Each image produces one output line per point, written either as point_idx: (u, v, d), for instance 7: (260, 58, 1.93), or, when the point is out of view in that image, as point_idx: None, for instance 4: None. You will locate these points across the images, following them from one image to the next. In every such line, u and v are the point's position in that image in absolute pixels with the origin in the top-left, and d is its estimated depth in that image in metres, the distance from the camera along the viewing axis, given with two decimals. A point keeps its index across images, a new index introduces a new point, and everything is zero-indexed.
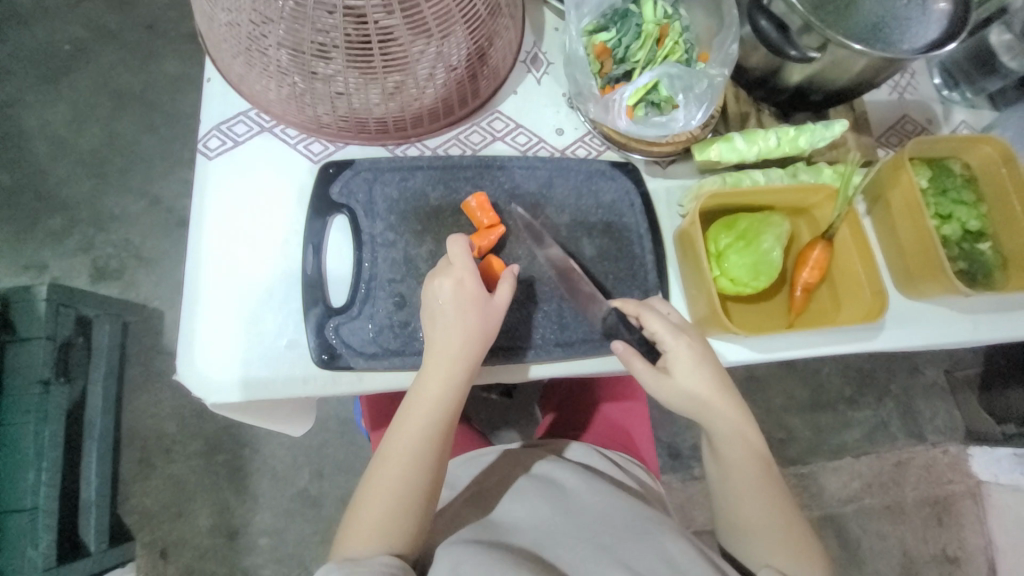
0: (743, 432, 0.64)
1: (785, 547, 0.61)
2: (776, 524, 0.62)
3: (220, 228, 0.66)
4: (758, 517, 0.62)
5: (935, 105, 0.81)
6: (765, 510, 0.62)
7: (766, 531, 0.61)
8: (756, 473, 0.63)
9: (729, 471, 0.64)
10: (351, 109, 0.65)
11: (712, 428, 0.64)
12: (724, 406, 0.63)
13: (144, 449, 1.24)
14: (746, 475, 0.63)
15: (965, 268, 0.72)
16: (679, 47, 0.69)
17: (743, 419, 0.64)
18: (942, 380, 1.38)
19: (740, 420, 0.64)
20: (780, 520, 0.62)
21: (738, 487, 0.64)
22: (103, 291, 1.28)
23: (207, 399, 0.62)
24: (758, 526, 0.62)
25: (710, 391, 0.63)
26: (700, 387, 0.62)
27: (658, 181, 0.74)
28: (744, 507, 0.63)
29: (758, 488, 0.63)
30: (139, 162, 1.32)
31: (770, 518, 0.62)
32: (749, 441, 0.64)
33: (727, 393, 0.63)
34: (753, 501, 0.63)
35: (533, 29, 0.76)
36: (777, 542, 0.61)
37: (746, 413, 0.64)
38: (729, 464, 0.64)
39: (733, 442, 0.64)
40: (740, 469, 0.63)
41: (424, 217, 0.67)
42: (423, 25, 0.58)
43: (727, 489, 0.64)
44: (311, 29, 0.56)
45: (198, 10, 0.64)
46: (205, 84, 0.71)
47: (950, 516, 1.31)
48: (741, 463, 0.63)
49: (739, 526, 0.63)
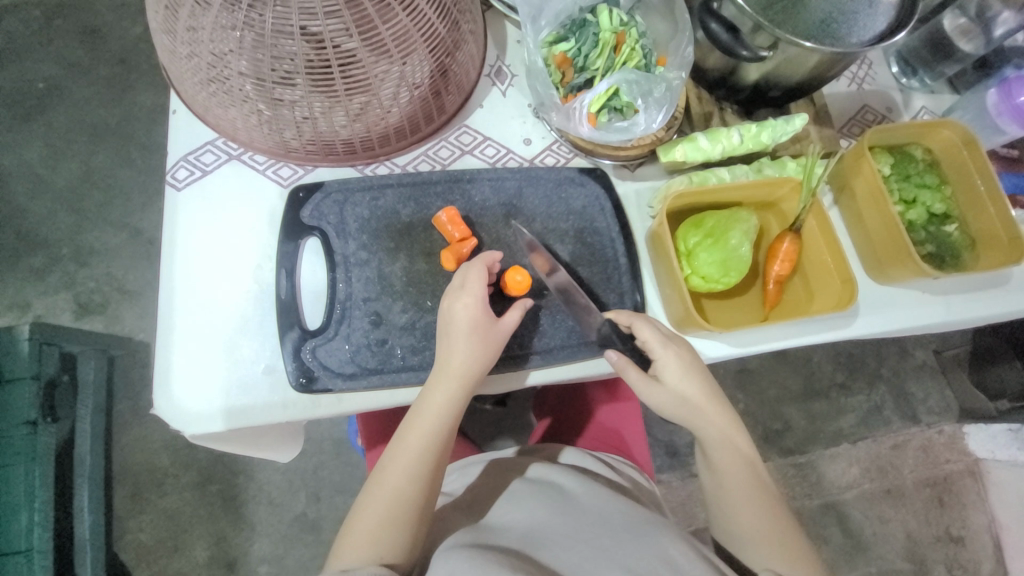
0: (732, 436, 0.65)
1: (781, 549, 0.60)
2: (777, 530, 0.62)
3: (193, 258, 0.67)
4: (753, 520, 0.62)
5: (895, 93, 0.83)
6: (763, 517, 0.62)
7: (769, 540, 0.61)
8: (750, 478, 0.64)
9: (723, 476, 0.64)
10: (317, 132, 0.65)
11: (700, 429, 0.65)
12: (710, 410, 0.64)
13: (137, 484, 1.22)
14: (742, 481, 0.63)
15: (933, 251, 0.73)
16: (636, 53, 0.70)
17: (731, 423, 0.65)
18: (932, 361, 1.39)
19: (728, 424, 0.65)
20: (780, 525, 0.62)
21: (732, 490, 0.64)
22: (88, 327, 1.27)
23: (186, 432, 0.61)
24: (760, 535, 0.61)
25: (697, 391, 0.63)
26: (689, 389, 0.63)
27: (628, 185, 0.75)
28: (743, 515, 0.62)
29: (751, 492, 0.63)
30: (119, 195, 1.32)
31: (765, 519, 0.62)
32: (739, 447, 0.65)
33: (716, 397, 0.64)
34: (752, 507, 0.63)
35: (496, 43, 0.78)
36: (780, 550, 0.61)
37: (733, 416, 0.66)
38: (722, 470, 0.64)
39: (724, 448, 0.64)
40: (734, 475, 0.64)
41: (396, 234, 0.68)
42: (383, 46, 0.59)
43: (725, 498, 0.64)
44: (272, 57, 0.57)
45: (158, 43, 0.65)
46: (171, 116, 0.71)
47: (950, 495, 1.32)
48: (734, 467, 0.64)
49: (741, 536, 0.62)
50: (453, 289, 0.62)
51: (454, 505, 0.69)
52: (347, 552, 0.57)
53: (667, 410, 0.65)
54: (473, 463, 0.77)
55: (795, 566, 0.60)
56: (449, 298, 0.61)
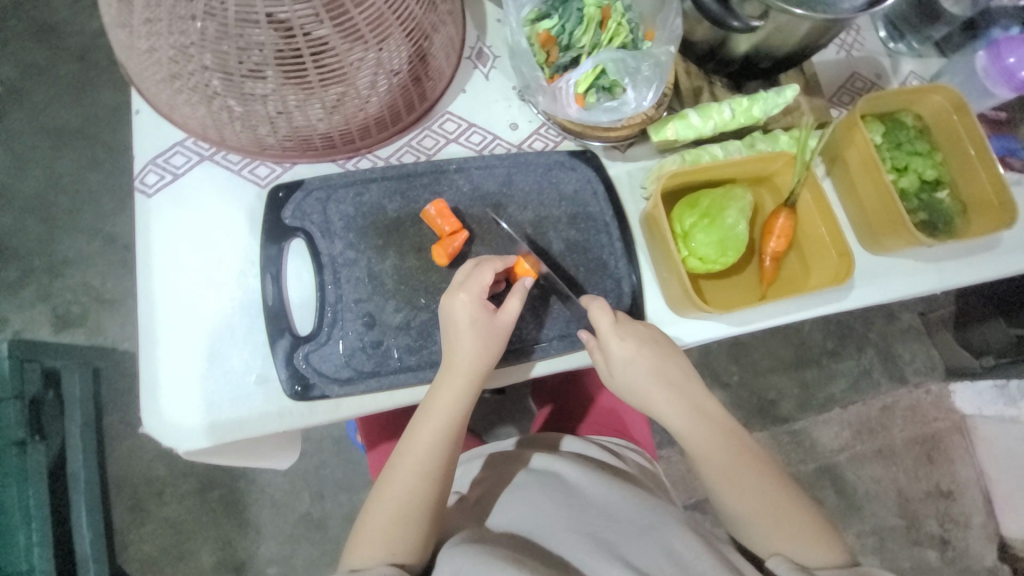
0: (697, 418, 0.64)
1: (787, 530, 0.60)
2: (781, 513, 0.61)
3: (172, 266, 0.64)
4: (755, 505, 0.61)
5: (883, 58, 0.81)
6: (762, 498, 0.62)
7: (771, 526, 0.61)
8: (744, 467, 0.63)
9: (707, 464, 0.63)
10: (293, 127, 0.62)
11: (677, 427, 0.65)
12: (684, 407, 0.64)
13: (135, 496, 1.20)
14: (732, 474, 0.62)
15: (926, 219, 0.73)
16: (622, 28, 0.68)
17: (710, 416, 0.65)
18: (918, 323, 1.41)
19: (704, 420, 0.64)
20: (783, 509, 0.61)
21: (722, 477, 0.63)
22: (68, 339, 1.22)
23: (178, 449, 0.59)
24: (766, 522, 0.61)
25: (669, 390, 0.64)
26: (671, 380, 0.64)
27: (620, 166, 0.73)
28: (744, 504, 0.62)
29: (746, 477, 0.62)
30: (88, 201, 1.26)
31: (766, 502, 0.61)
32: (720, 440, 0.64)
33: (682, 373, 0.64)
34: (751, 496, 0.62)
35: (475, 24, 0.74)
36: (789, 533, 0.60)
37: (715, 409, 0.65)
38: (702, 457, 0.64)
39: (695, 434, 0.64)
40: (725, 462, 0.63)
41: (384, 230, 0.66)
42: (357, 32, 0.55)
43: (721, 492, 0.63)
44: (237, 48, 0.53)
45: (114, 39, 0.61)
46: (134, 116, 0.67)
47: (939, 452, 1.36)
48: (723, 460, 0.63)
49: (746, 525, 0.62)
50: (453, 284, 0.61)
51: (460, 503, 0.68)
52: (357, 554, 0.57)
53: (653, 408, 0.64)
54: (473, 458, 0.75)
55: (805, 544, 0.60)
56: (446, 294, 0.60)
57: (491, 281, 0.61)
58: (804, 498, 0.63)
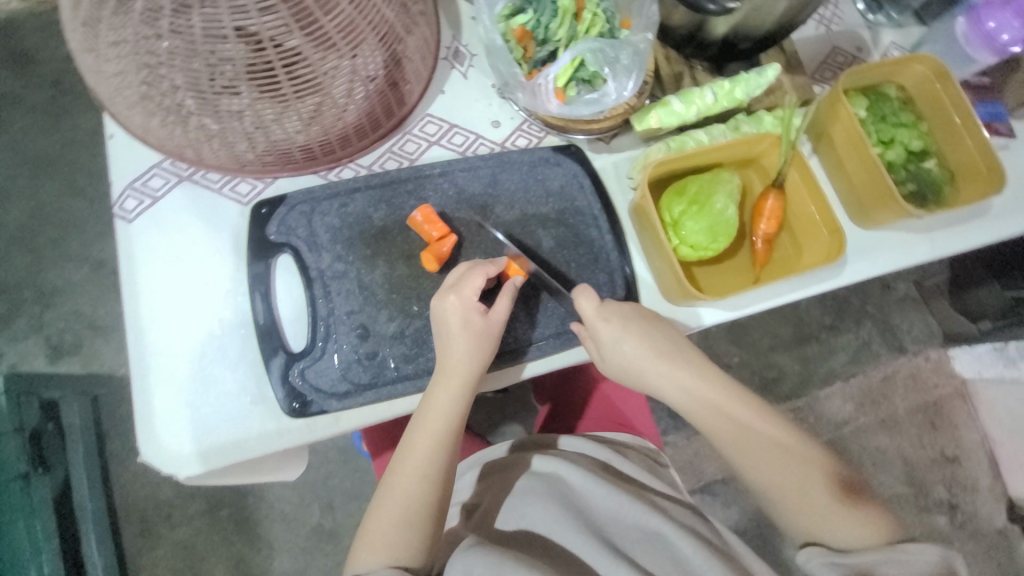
0: (715, 398, 0.64)
1: (815, 509, 0.59)
2: (814, 496, 0.60)
3: (158, 291, 0.63)
4: (782, 482, 0.61)
5: (863, 30, 0.81)
6: (789, 476, 0.61)
7: (805, 510, 0.59)
8: (771, 451, 0.62)
9: (729, 444, 0.63)
10: (271, 141, 0.61)
11: (691, 411, 0.65)
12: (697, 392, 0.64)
13: (144, 520, 1.19)
14: (758, 459, 0.62)
15: (915, 189, 0.72)
16: (598, 19, 0.67)
17: (735, 398, 0.64)
18: (913, 292, 1.42)
19: (725, 399, 0.64)
20: (813, 488, 0.60)
21: (747, 456, 0.62)
22: (65, 369, 1.21)
23: (179, 475, 0.59)
24: (798, 507, 0.60)
25: (679, 376, 0.64)
26: (666, 371, 0.64)
27: (605, 158, 0.72)
28: (776, 490, 0.61)
29: (773, 456, 0.61)
30: (73, 228, 1.25)
31: (794, 480, 0.60)
32: (747, 422, 0.63)
33: (692, 357, 0.65)
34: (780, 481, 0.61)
35: (450, 23, 0.73)
36: (818, 512, 0.59)
37: (740, 391, 0.65)
38: (723, 438, 0.63)
39: (714, 414, 0.64)
40: (748, 442, 0.62)
41: (372, 240, 0.65)
42: (328, 41, 0.54)
43: (751, 477, 0.62)
44: (208, 65, 0.52)
45: (81, 64, 0.59)
46: (108, 141, 0.66)
47: (942, 418, 1.37)
48: (747, 440, 0.62)
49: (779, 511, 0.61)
50: (444, 287, 0.60)
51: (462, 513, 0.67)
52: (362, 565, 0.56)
53: (663, 393, 0.65)
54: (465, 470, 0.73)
55: (834, 522, 0.58)
56: (439, 299, 0.60)
57: (483, 284, 0.61)
58: (840, 477, 0.61)
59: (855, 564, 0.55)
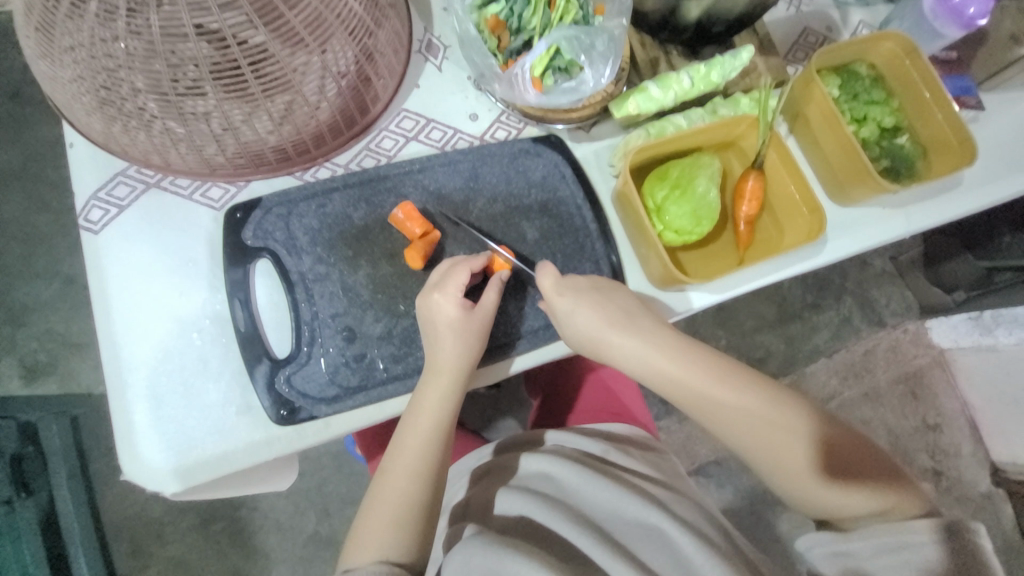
0: (711, 385, 0.62)
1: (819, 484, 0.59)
2: (821, 472, 0.59)
3: (132, 303, 0.61)
4: (785, 462, 0.60)
5: (832, 10, 0.81)
6: (792, 455, 0.60)
7: (809, 487, 0.59)
8: (781, 429, 0.60)
9: (728, 429, 0.62)
10: (241, 143, 0.59)
11: (689, 402, 0.63)
12: (702, 375, 0.62)
13: (135, 539, 1.16)
14: (765, 438, 0.60)
15: (889, 165, 0.73)
16: (571, 5, 0.66)
17: (740, 376, 0.63)
18: (890, 267, 1.46)
19: (722, 384, 0.62)
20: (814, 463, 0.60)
21: (747, 440, 0.61)
22: (41, 390, 1.17)
23: (163, 492, 0.57)
24: (809, 484, 0.59)
25: (679, 359, 0.62)
26: (660, 357, 0.63)
27: (585, 147, 0.72)
28: (787, 470, 0.60)
29: (774, 438, 0.60)
30: (41, 245, 1.20)
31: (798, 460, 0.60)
32: (752, 404, 0.61)
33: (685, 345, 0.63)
34: (792, 462, 0.60)
35: (421, 15, 0.72)
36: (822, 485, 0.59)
37: (740, 373, 0.63)
38: (721, 424, 0.62)
39: (711, 403, 0.62)
40: (748, 426, 0.61)
41: (353, 240, 0.63)
42: (295, 36, 0.53)
43: (753, 458, 0.62)
44: (169, 66, 0.50)
45: (36, 70, 0.57)
46: (69, 150, 0.63)
47: (922, 388, 1.41)
48: (745, 425, 0.61)
49: (788, 490, 0.61)
50: (428, 285, 0.60)
51: (453, 519, 0.66)
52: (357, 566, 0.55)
53: (664, 379, 0.63)
54: (459, 478, 0.73)
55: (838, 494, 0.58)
56: (426, 297, 0.59)
57: (468, 279, 0.60)
58: (843, 451, 0.60)
59: (854, 549, 0.56)
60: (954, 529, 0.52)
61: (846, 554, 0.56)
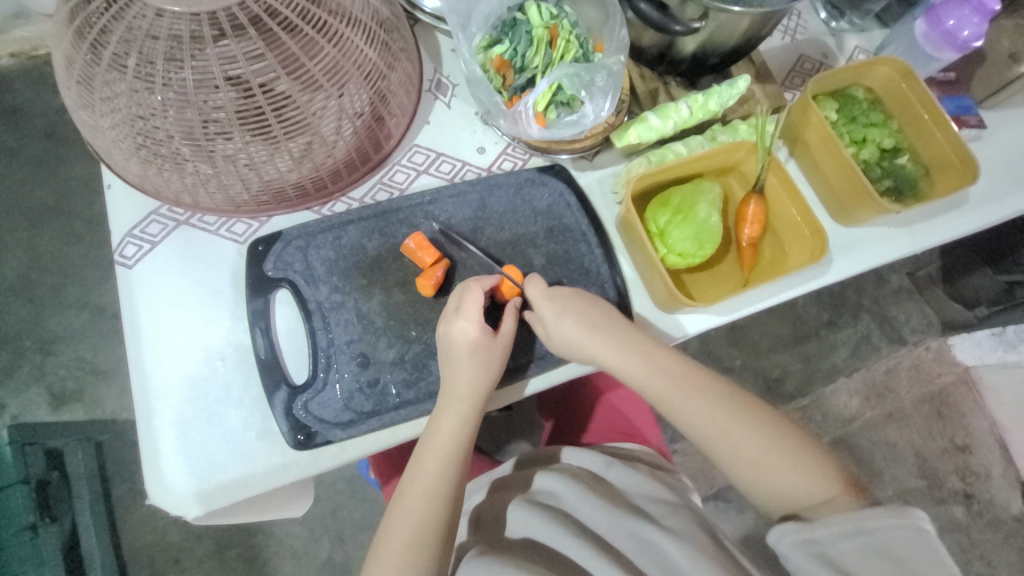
0: (711, 405, 0.63)
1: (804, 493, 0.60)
2: (805, 482, 0.60)
3: (161, 332, 0.64)
4: (775, 478, 0.61)
5: (827, 38, 0.84)
6: (782, 470, 0.61)
7: (792, 495, 0.60)
8: (766, 439, 0.62)
9: (728, 450, 0.62)
10: (264, 181, 0.63)
11: (690, 422, 0.64)
12: (688, 387, 0.64)
13: (152, 565, 1.18)
14: (758, 455, 0.62)
15: (891, 185, 0.75)
16: (571, 45, 0.70)
17: (733, 394, 0.64)
18: (907, 283, 1.43)
19: (719, 404, 0.63)
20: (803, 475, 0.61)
21: (746, 459, 0.62)
22: (67, 417, 1.20)
23: (186, 516, 0.59)
24: (794, 492, 0.60)
25: (680, 379, 0.64)
26: (652, 374, 0.64)
27: (589, 175, 0.75)
28: (775, 480, 0.61)
29: (767, 455, 0.61)
30: (72, 276, 1.26)
31: (788, 474, 0.61)
32: (747, 421, 0.63)
33: (685, 365, 0.65)
34: (770, 468, 0.61)
35: (431, 57, 0.76)
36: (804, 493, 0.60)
37: (736, 393, 0.65)
38: (720, 446, 0.63)
39: (711, 424, 0.63)
40: (747, 446, 0.62)
41: (367, 269, 0.66)
42: (313, 81, 0.57)
43: (750, 478, 0.62)
44: (200, 114, 0.55)
45: (77, 119, 0.62)
46: (106, 191, 0.68)
47: (948, 407, 1.37)
48: (742, 445, 0.62)
49: (772, 500, 0.61)
50: (449, 312, 0.62)
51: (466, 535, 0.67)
52: None
53: (651, 393, 0.65)
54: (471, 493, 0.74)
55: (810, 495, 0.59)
56: (444, 324, 0.62)
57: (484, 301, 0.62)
58: (831, 467, 0.61)
59: (820, 536, 0.55)
60: (897, 508, 0.52)
61: (815, 541, 0.55)
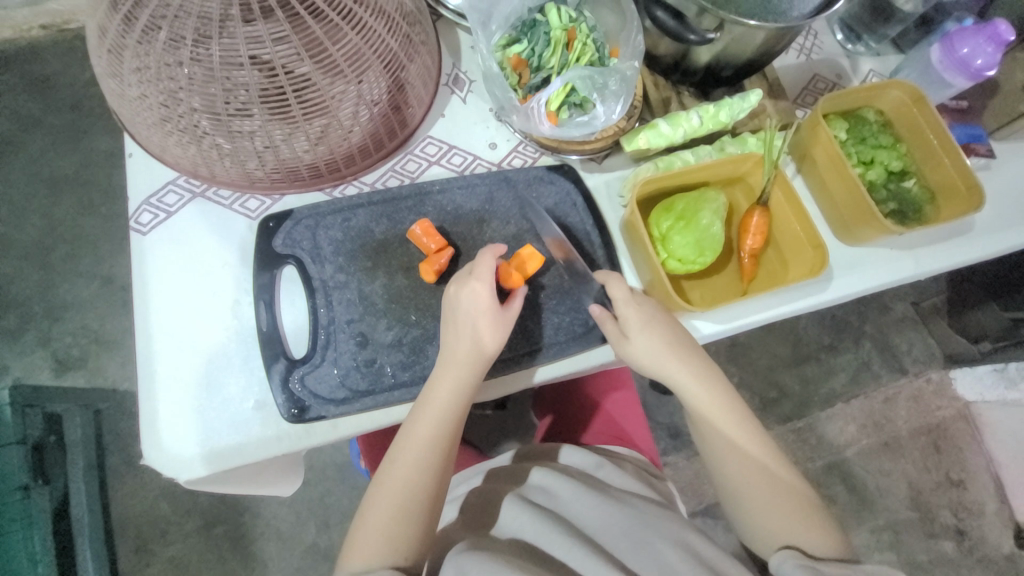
0: (725, 420, 0.65)
1: (796, 529, 0.61)
2: (801, 519, 0.61)
3: (168, 299, 0.66)
4: (772, 509, 0.62)
5: (842, 59, 0.85)
6: (780, 503, 0.62)
7: (786, 529, 0.61)
8: (769, 469, 0.64)
9: (729, 468, 0.64)
10: (280, 159, 0.65)
11: (706, 430, 0.66)
12: (711, 394, 0.65)
13: (139, 536, 1.19)
14: (759, 481, 0.63)
15: (896, 208, 0.75)
16: (588, 48, 0.71)
17: (745, 416, 0.66)
18: (912, 312, 1.43)
19: (731, 422, 0.65)
20: (799, 515, 0.62)
21: (748, 481, 0.63)
22: (70, 382, 1.23)
23: (180, 478, 0.60)
24: (785, 528, 0.61)
25: (699, 387, 0.65)
26: (685, 379, 0.65)
27: (597, 177, 0.76)
28: (769, 510, 0.62)
29: (769, 485, 0.63)
30: (86, 245, 1.29)
31: (785, 508, 0.62)
32: (756, 446, 0.64)
33: (707, 376, 0.65)
34: (768, 497, 0.62)
35: (450, 51, 0.78)
36: (795, 529, 0.61)
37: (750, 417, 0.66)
38: (726, 461, 0.64)
39: (724, 438, 0.64)
40: (749, 468, 0.64)
41: (373, 253, 0.68)
42: (335, 67, 0.59)
43: (744, 501, 0.63)
44: (224, 90, 0.57)
45: (105, 87, 0.64)
46: (127, 159, 0.70)
47: (946, 440, 1.36)
48: (746, 467, 0.64)
49: (761, 528, 0.62)
50: (463, 273, 0.63)
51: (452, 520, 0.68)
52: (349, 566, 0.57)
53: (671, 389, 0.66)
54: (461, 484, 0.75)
55: (802, 533, 0.60)
56: (454, 285, 0.63)
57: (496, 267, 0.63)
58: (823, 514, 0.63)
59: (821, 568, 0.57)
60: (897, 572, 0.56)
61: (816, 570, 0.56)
